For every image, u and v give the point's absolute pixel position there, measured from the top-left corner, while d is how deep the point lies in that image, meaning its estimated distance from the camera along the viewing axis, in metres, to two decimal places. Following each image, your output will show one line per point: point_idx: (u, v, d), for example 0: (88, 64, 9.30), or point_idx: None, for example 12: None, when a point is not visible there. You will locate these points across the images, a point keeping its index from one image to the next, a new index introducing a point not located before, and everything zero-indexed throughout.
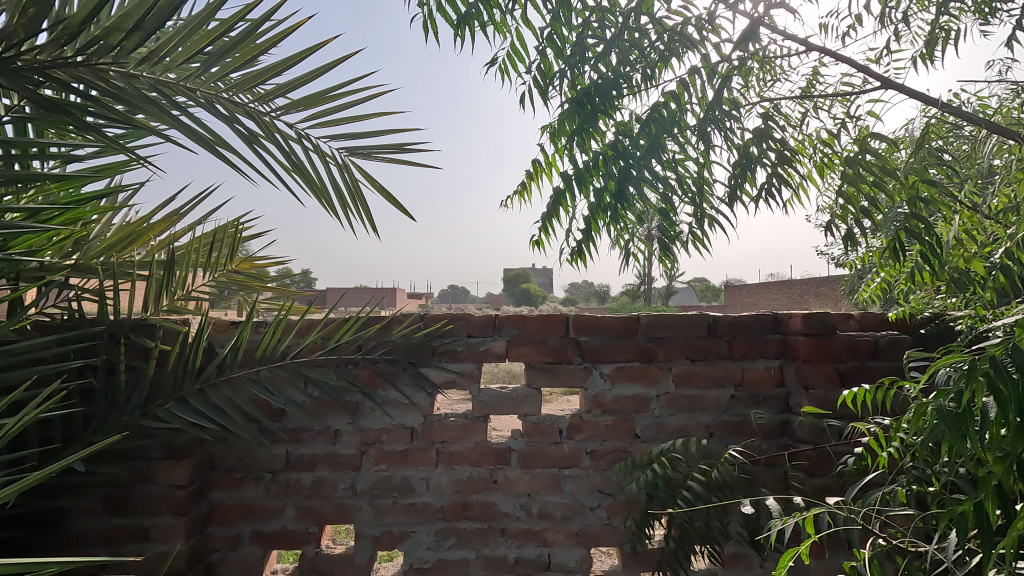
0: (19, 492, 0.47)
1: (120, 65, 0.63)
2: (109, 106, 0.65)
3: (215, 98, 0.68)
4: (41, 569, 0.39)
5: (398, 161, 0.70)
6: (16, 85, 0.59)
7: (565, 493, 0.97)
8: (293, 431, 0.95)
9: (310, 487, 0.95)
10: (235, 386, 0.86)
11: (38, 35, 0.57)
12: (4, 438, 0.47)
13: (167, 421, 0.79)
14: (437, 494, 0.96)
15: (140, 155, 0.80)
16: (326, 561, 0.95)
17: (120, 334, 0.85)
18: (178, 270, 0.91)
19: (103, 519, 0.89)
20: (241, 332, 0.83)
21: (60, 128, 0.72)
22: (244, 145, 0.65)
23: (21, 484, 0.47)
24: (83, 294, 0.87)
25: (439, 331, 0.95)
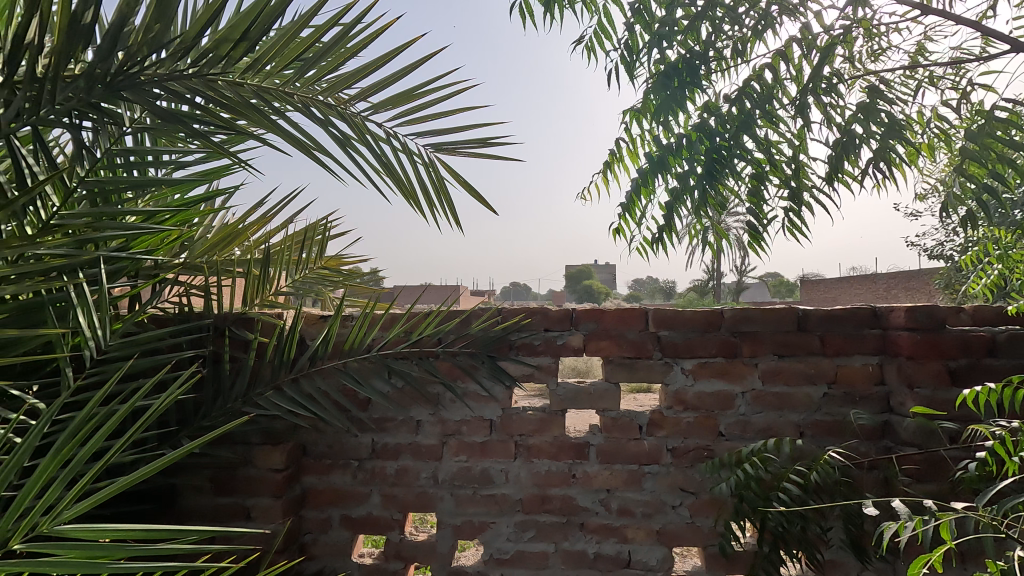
0: (167, 467, 0.48)
1: (226, 75, 0.68)
2: (216, 114, 0.70)
3: (310, 103, 0.72)
4: (184, 536, 0.39)
5: (483, 156, 0.71)
6: (137, 98, 0.65)
7: (645, 490, 0.96)
8: (379, 420, 0.99)
9: (394, 475, 0.99)
10: (327, 376, 0.91)
11: (157, 52, 0.63)
12: (151, 419, 0.49)
13: (266, 408, 0.85)
14: (516, 487, 0.97)
15: (241, 158, 0.85)
16: (410, 548, 0.98)
17: (224, 327, 0.91)
18: (274, 265, 0.97)
19: (211, 498, 0.96)
20: (333, 325, 0.87)
21: (175, 135, 0.79)
22: (338, 147, 0.68)
23: (169, 458, 0.48)
24: (191, 291, 0.94)
25: (516, 325, 0.96)
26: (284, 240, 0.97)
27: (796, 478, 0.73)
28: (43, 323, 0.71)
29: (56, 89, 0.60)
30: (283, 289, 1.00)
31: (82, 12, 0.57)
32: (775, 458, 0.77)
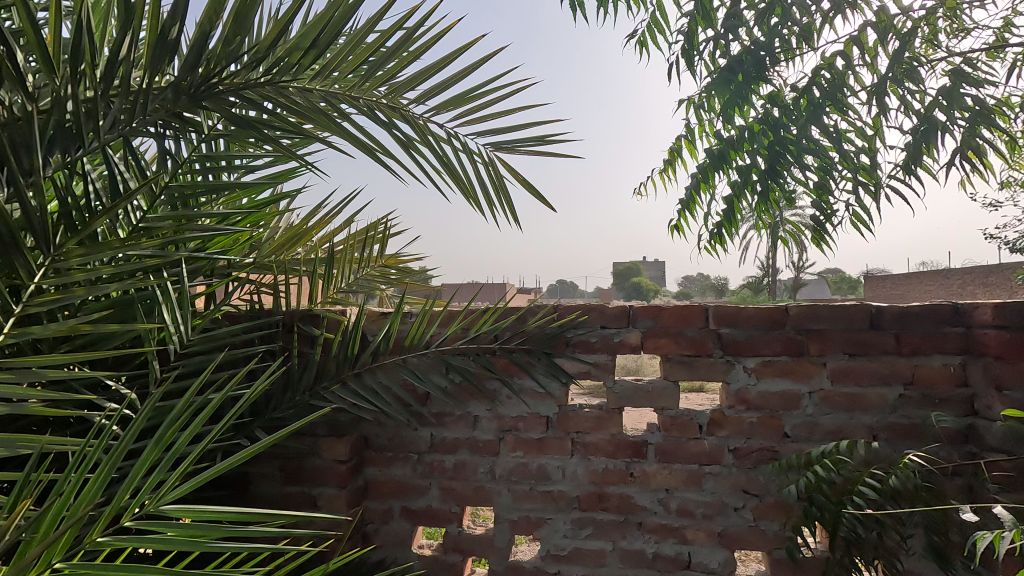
0: (287, 437, 0.49)
1: (297, 82, 0.71)
2: (286, 119, 0.73)
3: (375, 106, 0.75)
4: (271, 518, 0.39)
5: (542, 154, 0.71)
6: (215, 107, 0.69)
7: (706, 491, 0.94)
8: (438, 415, 1.01)
9: (453, 469, 1.01)
10: (388, 371, 0.94)
11: (234, 63, 0.66)
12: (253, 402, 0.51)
13: (332, 401, 0.88)
14: (573, 484, 0.97)
15: (307, 161, 0.89)
16: (469, 541, 1.00)
17: (293, 324, 0.95)
18: (337, 264, 1.01)
19: (280, 486, 1.00)
20: (394, 322, 0.89)
21: (247, 142, 0.83)
22: (401, 149, 0.70)
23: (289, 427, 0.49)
24: (262, 289, 0.99)
25: (573, 322, 0.96)
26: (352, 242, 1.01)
27: (872, 482, 0.70)
28: (133, 318, 0.76)
29: (145, 101, 0.65)
30: (346, 287, 1.04)
31: (169, 28, 0.61)
32: (847, 461, 0.74)
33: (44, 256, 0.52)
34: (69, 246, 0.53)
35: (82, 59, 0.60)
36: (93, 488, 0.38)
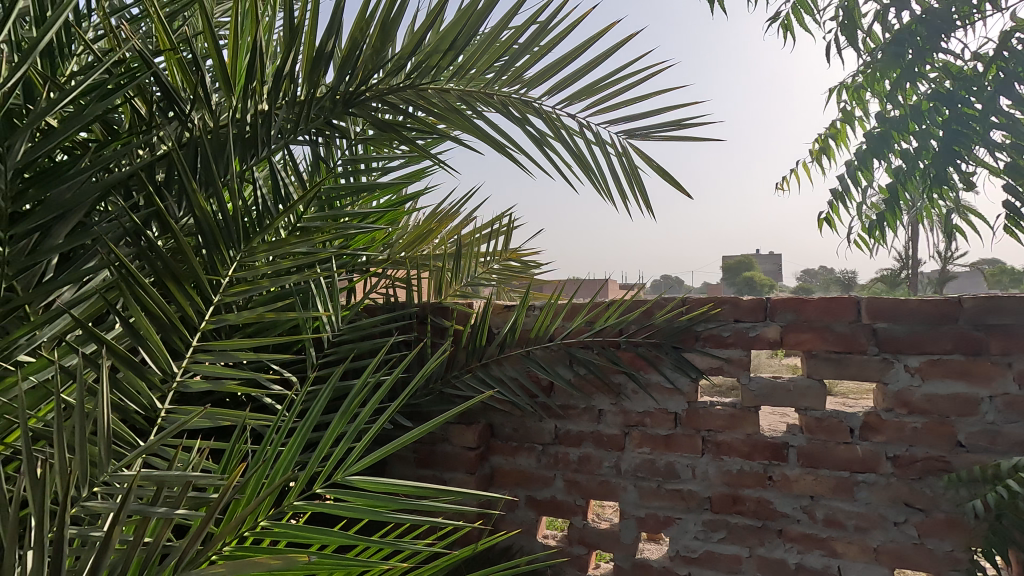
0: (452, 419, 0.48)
1: (435, 84, 0.74)
2: (425, 121, 0.77)
3: (507, 102, 0.76)
4: (441, 494, 0.41)
5: (678, 138, 0.68)
6: (361, 114, 0.75)
7: (859, 501, 0.85)
8: (561, 407, 1.02)
9: (577, 462, 1.01)
10: (514, 362, 0.96)
11: (378, 72, 0.71)
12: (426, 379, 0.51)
13: (464, 389, 0.92)
14: (705, 485, 0.93)
15: (439, 159, 0.93)
16: (594, 535, 0.99)
17: (427, 315, 1.00)
18: (463, 260, 1.05)
19: (413, 469, 1.07)
20: (521, 314, 0.91)
21: (387, 144, 0.89)
22: (534, 145, 0.72)
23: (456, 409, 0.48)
24: (398, 283, 1.05)
25: (703, 316, 0.92)
26: (477, 239, 1.05)
27: None
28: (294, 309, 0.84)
29: (304, 112, 0.71)
30: (468, 282, 1.08)
31: (328, 43, 0.67)
32: None
33: (235, 251, 0.59)
34: (255, 241, 0.60)
35: (255, 79, 0.67)
36: (282, 464, 0.43)
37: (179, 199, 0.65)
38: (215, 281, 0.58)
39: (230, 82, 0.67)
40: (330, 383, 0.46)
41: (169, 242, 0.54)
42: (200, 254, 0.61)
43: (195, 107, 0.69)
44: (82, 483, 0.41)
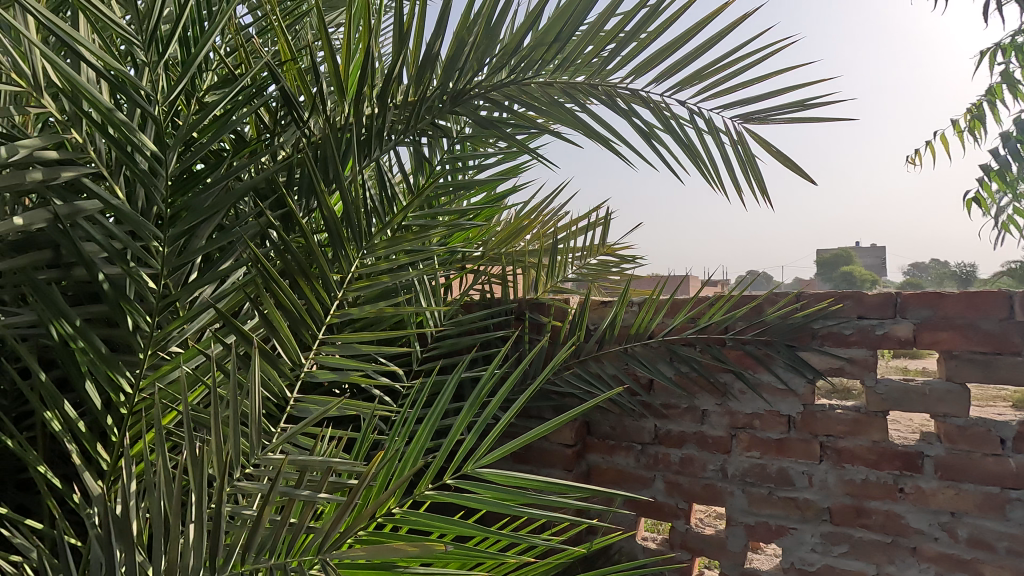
0: (581, 416, 0.48)
1: (538, 78, 0.74)
2: (528, 117, 0.77)
3: (613, 92, 0.75)
4: (567, 490, 0.41)
5: (800, 121, 0.64)
6: (466, 113, 0.75)
7: (1011, 521, 0.78)
8: (661, 406, 0.98)
9: (678, 463, 0.97)
10: (613, 360, 0.94)
11: (483, 69, 0.72)
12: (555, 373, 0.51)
13: (562, 386, 0.91)
14: (824, 494, 0.87)
15: (538, 154, 0.93)
16: (698, 540, 0.95)
17: (525, 311, 1.00)
18: (558, 256, 1.04)
19: (510, 464, 1.07)
20: (621, 310, 0.88)
21: (484, 141, 0.90)
22: (642, 139, 0.70)
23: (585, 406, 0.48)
24: (494, 279, 1.05)
25: (821, 312, 0.86)
26: (572, 235, 1.04)
27: None
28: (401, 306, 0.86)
29: (412, 114, 0.73)
30: (564, 279, 1.07)
31: (435, 43, 0.68)
32: None
33: (358, 249, 0.62)
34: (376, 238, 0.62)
35: (368, 84, 0.69)
36: (411, 457, 0.44)
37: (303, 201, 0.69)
38: (339, 278, 0.62)
39: (344, 88, 0.70)
40: (454, 376, 0.47)
41: (302, 241, 0.58)
42: (325, 251, 0.65)
43: (312, 114, 0.72)
44: (235, 464, 0.44)
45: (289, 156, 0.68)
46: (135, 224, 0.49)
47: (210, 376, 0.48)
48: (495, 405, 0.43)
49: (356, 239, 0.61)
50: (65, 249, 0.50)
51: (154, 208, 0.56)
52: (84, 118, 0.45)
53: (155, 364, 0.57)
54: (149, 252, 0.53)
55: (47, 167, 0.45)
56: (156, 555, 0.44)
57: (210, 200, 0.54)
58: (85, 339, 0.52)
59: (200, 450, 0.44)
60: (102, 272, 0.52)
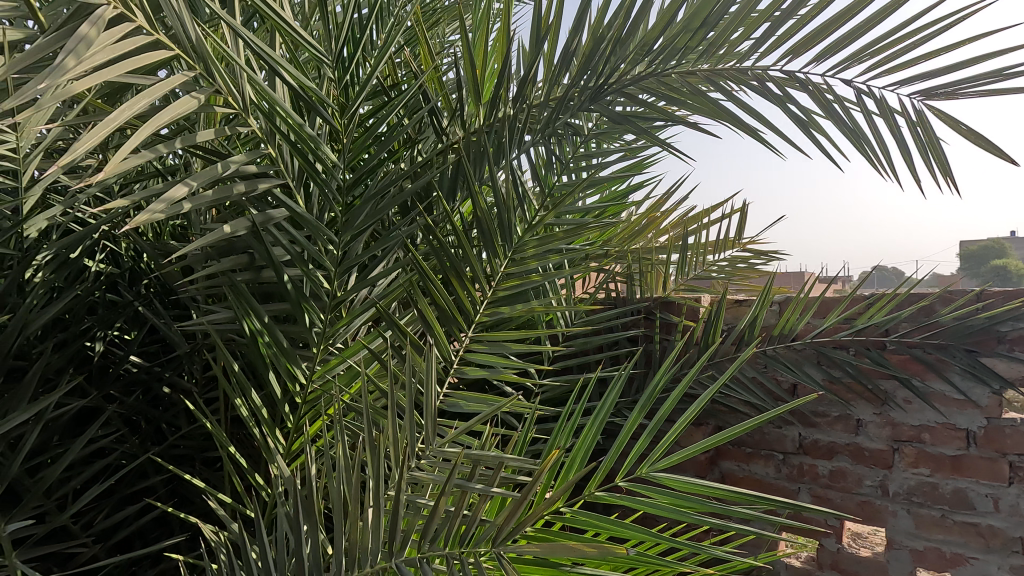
0: (775, 418, 0.44)
1: (679, 68, 0.72)
2: (665, 110, 0.75)
3: (762, 77, 0.71)
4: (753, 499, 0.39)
5: (999, 93, 0.56)
6: (600, 110, 0.73)
7: None
8: (811, 415, 0.98)
9: (828, 477, 0.96)
10: (754, 363, 0.88)
11: (621, 63, 0.70)
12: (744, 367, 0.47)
13: (699, 390, 0.87)
14: (1014, 521, 0.84)
15: (668, 145, 0.89)
16: (852, 562, 0.90)
17: (657, 311, 0.96)
18: (688, 253, 0.99)
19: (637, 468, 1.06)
20: (763, 309, 0.82)
21: (613, 136, 0.89)
22: (798, 126, 0.65)
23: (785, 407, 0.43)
24: (620, 278, 1.02)
25: (1012, 314, 0.78)
26: (702, 232, 0.99)
27: None
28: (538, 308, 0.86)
29: (549, 117, 0.71)
30: (695, 276, 1.02)
31: (573, 39, 0.67)
32: None
33: (507, 250, 0.63)
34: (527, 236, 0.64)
35: (503, 87, 0.70)
36: (577, 457, 0.46)
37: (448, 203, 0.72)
38: (488, 279, 0.64)
39: (480, 93, 0.72)
40: (621, 375, 0.49)
41: (455, 244, 0.61)
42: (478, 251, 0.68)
43: (453, 119, 0.75)
44: (411, 455, 0.47)
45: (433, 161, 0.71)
46: (315, 230, 0.55)
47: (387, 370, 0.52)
48: (644, 409, 0.44)
49: (507, 240, 0.63)
50: (257, 254, 0.56)
51: (326, 214, 0.61)
52: (278, 134, 0.50)
53: (324, 358, 0.62)
54: (325, 256, 0.58)
55: (245, 180, 0.50)
56: (339, 535, 0.47)
57: (373, 206, 0.58)
58: (271, 334, 0.58)
59: (380, 438, 0.48)
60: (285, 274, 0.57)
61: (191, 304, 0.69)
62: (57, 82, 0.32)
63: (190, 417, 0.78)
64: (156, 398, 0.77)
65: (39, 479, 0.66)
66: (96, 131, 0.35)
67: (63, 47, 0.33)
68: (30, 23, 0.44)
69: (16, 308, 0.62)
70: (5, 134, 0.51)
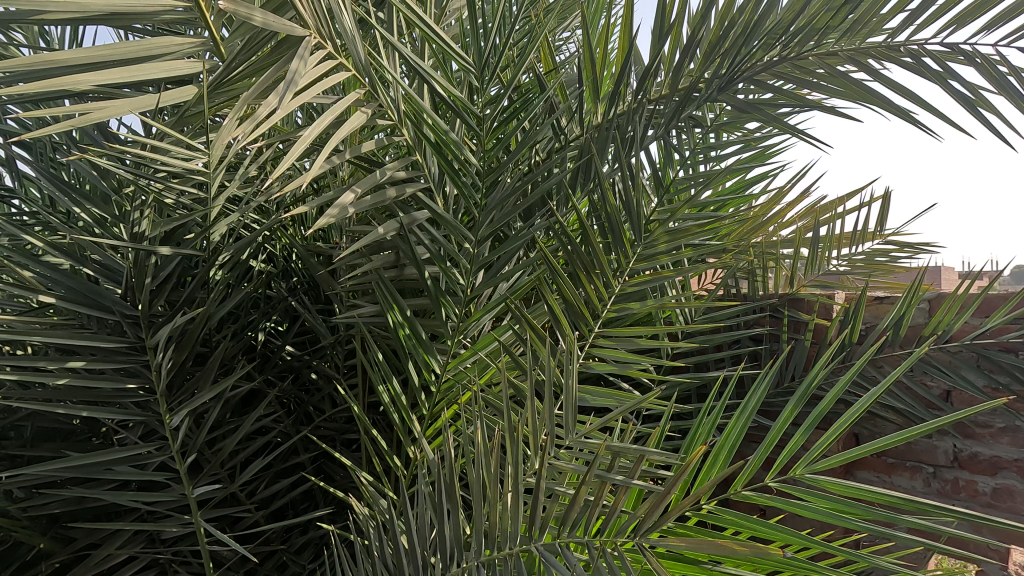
0: (944, 427, 0.42)
1: (817, 49, 0.68)
2: (799, 95, 0.71)
3: (917, 53, 0.65)
4: (925, 506, 0.38)
5: None
6: (728, 99, 0.70)
7: None
8: (970, 426, 0.90)
9: (990, 495, 0.88)
10: (901, 366, 0.81)
11: (753, 48, 0.67)
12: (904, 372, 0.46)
13: (835, 392, 0.82)
14: None
15: (797, 131, 0.84)
16: None
17: (785, 308, 0.91)
18: (820, 247, 0.93)
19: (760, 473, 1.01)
20: (912, 306, 0.75)
21: (737, 126, 0.85)
22: (962, 104, 0.59)
23: (955, 416, 0.42)
24: (741, 274, 0.98)
25: None
26: (836, 224, 0.92)
27: None
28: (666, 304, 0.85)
29: (674, 108, 0.69)
30: (827, 271, 0.95)
31: (701, 27, 0.65)
32: None
33: (634, 245, 0.64)
34: (655, 231, 0.64)
35: (623, 83, 0.70)
36: (722, 450, 0.49)
37: (568, 200, 0.73)
38: (616, 274, 0.65)
39: (599, 89, 0.72)
40: (766, 376, 0.51)
41: (583, 241, 0.62)
42: (605, 246, 0.69)
43: (574, 117, 0.76)
44: (548, 441, 0.49)
45: (555, 160, 0.73)
46: (453, 230, 0.59)
47: (526, 361, 0.55)
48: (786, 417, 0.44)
49: (636, 236, 0.63)
50: (401, 253, 0.61)
51: (462, 215, 0.65)
52: (424, 140, 0.55)
53: (457, 350, 0.66)
54: (461, 254, 0.62)
55: (395, 184, 0.55)
56: (480, 517, 0.50)
57: (503, 206, 0.61)
58: (412, 327, 0.62)
59: (520, 425, 0.50)
60: (425, 271, 0.61)
61: (339, 299, 0.76)
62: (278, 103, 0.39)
63: (333, 402, 0.86)
64: (305, 384, 0.86)
65: (216, 451, 0.76)
66: (300, 141, 0.44)
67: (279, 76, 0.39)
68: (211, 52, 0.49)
69: (202, 302, 0.72)
70: (196, 153, 0.59)
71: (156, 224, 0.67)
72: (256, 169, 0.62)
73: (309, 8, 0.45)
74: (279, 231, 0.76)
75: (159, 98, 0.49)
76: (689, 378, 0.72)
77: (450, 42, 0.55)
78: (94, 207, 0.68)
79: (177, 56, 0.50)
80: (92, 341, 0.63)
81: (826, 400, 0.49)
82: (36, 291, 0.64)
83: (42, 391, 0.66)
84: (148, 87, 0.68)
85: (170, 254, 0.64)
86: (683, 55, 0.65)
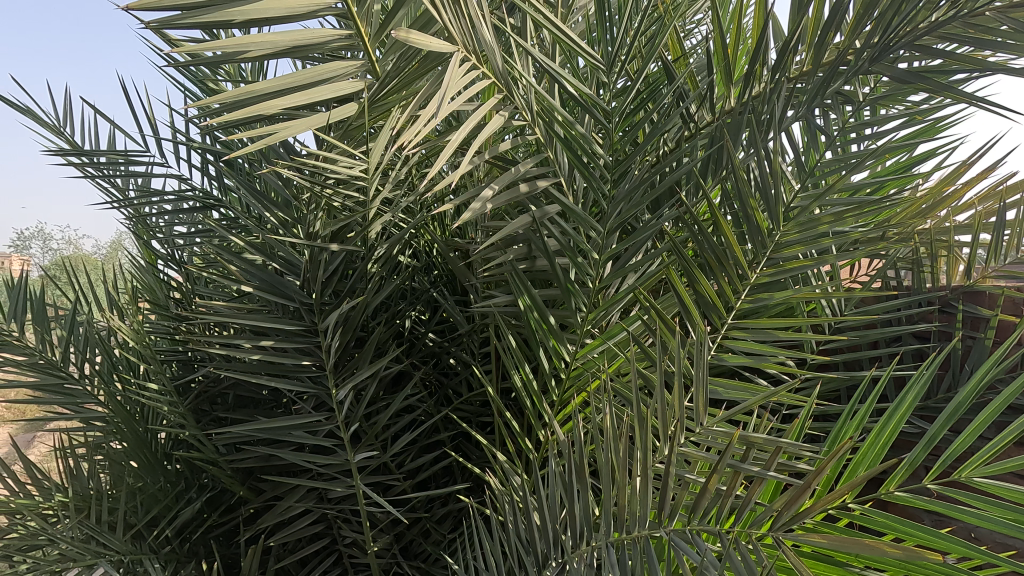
0: None
1: (999, 2, 0.59)
2: (976, 57, 0.63)
3: None
4: None
5: None
6: (884, 70, 0.63)
7: None
8: None
9: None
10: None
11: (915, 12, 0.60)
12: None
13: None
14: None
15: (974, 98, 0.73)
16: None
17: (958, 301, 0.80)
18: (1007, 230, 0.80)
19: None
20: None
21: (894, 98, 0.77)
22: None
23: None
24: (901, 264, 0.88)
25: None
26: None
27: None
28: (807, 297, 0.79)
29: (819, 85, 0.64)
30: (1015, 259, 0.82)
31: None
32: None
33: (772, 232, 0.61)
34: (795, 218, 0.61)
35: (759, 63, 0.67)
36: (870, 450, 0.46)
37: (698, 190, 0.72)
38: (750, 264, 0.62)
39: (731, 73, 0.70)
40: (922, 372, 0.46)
41: (715, 229, 0.61)
42: (739, 236, 0.67)
43: (703, 104, 0.74)
44: (678, 429, 0.49)
45: (682, 150, 0.72)
46: (582, 221, 0.61)
47: (655, 349, 0.55)
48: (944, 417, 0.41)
49: (773, 223, 0.61)
50: (533, 245, 0.65)
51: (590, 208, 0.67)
52: (555, 137, 0.58)
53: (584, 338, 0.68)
54: (590, 244, 0.64)
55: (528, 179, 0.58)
56: (609, 499, 0.52)
57: (631, 197, 0.62)
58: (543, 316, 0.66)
59: (649, 410, 0.51)
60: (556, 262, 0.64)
61: (475, 289, 0.82)
62: (432, 110, 0.45)
63: (469, 386, 0.92)
64: (445, 369, 0.94)
65: (372, 423, 0.87)
66: (448, 145, 0.48)
67: (432, 86, 0.44)
68: (376, 55, 0.56)
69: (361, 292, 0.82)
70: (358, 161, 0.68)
71: (325, 224, 0.77)
72: (406, 172, 0.69)
73: (457, 26, 0.50)
74: (422, 228, 0.84)
75: (328, 115, 0.58)
76: (834, 374, 0.67)
77: (578, 40, 0.57)
78: (278, 211, 0.80)
79: (345, 78, 0.58)
80: (279, 322, 0.75)
81: (995, 403, 0.44)
82: (238, 282, 0.77)
83: (242, 364, 0.80)
84: (319, 106, 0.80)
85: (337, 250, 0.74)
86: (829, 27, 0.60)
